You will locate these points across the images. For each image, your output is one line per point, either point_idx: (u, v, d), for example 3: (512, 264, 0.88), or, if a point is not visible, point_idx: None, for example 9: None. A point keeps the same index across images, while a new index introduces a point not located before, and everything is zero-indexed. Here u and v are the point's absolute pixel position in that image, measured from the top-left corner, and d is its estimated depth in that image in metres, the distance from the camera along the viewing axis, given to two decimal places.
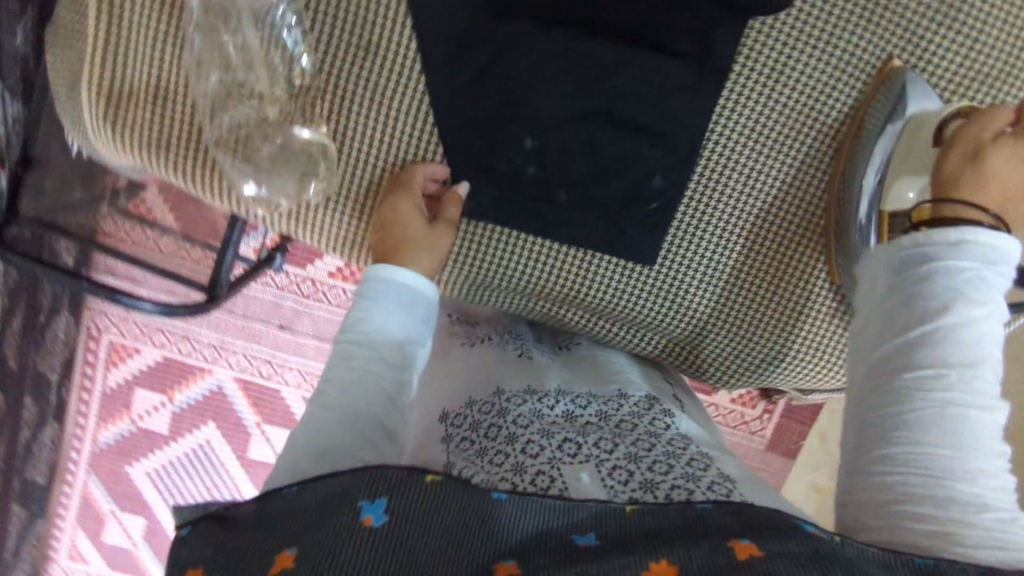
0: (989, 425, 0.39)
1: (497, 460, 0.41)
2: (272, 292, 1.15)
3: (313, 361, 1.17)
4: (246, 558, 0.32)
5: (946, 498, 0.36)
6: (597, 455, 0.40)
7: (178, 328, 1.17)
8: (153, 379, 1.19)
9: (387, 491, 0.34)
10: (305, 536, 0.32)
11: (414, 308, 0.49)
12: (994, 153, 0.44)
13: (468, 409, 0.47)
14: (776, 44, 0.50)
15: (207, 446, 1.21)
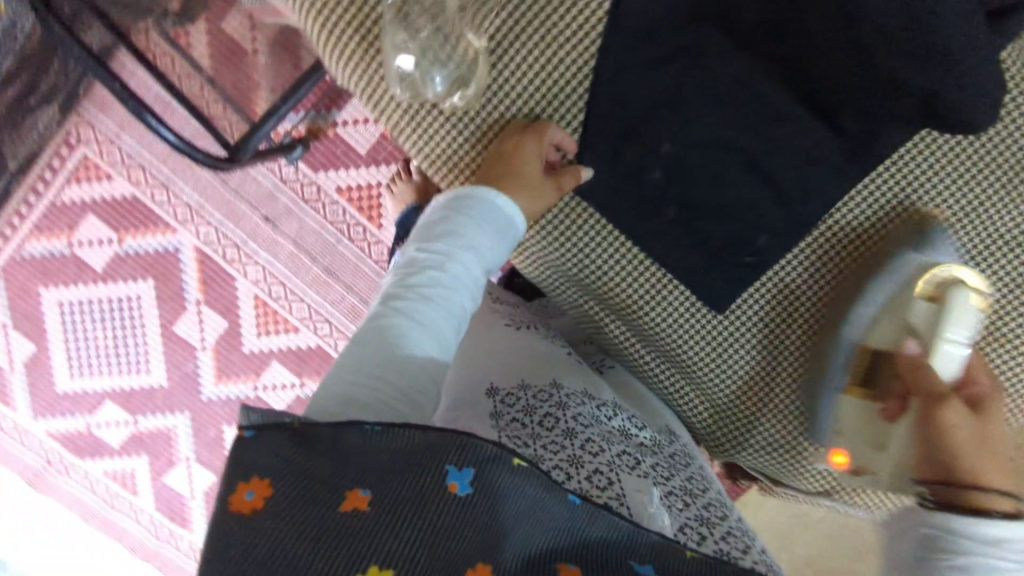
0: None
1: (555, 449, 0.53)
2: (272, 181, 1.09)
3: (280, 265, 1.12)
4: (331, 490, 0.41)
5: None
6: (655, 476, 0.55)
7: (161, 173, 1.09)
8: (110, 211, 1.10)
9: (473, 464, 0.43)
10: (381, 486, 0.41)
11: (502, 239, 0.56)
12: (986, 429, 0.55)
13: (522, 391, 0.59)
14: (917, 172, 0.61)
15: (135, 301, 1.13)
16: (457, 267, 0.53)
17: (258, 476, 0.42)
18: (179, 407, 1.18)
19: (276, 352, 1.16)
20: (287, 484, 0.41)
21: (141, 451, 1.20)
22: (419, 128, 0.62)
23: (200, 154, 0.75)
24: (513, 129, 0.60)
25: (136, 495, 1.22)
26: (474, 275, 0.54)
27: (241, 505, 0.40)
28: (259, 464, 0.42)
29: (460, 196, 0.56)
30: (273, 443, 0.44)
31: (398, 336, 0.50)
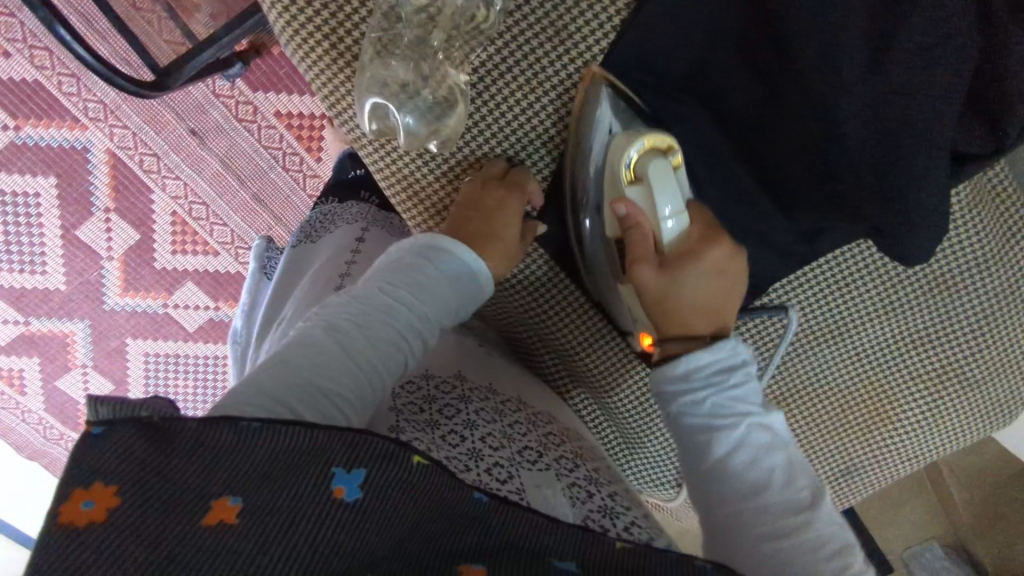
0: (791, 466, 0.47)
1: (454, 441, 0.49)
2: (205, 94, 0.99)
3: (204, 183, 1.04)
4: (191, 500, 0.34)
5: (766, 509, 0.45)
6: (559, 468, 0.51)
7: (70, 60, 0.96)
8: (6, 94, 0.96)
9: (365, 464, 0.37)
10: (254, 494, 0.35)
11: (464, 302, 0.49)
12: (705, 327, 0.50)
13: (424, 381, 0.54)
14: (844, 271, 0.54)
15: (32, 197, 1.03)
16: (410, 322, 0.47)
17: (101, 481, 0.33)
18: (77, 313, 1.11)
19: (190, 272, 1.10)
20: (138, 492, 0.33)
21: (32, 353, 1.13)
22: (383, 155, 0.52)
23: (120, 80, 0.66)
24: (492, 176, 0.51)
25: (24, 395, 1.16)
26: (424, 332, 0.48)
27: (74, 518, 0.32)
28: (101, 467, 0.34)
29: (434, 243, 0.49)
30: (123, 438, 0.35)
31: (323, 380, 0.42)
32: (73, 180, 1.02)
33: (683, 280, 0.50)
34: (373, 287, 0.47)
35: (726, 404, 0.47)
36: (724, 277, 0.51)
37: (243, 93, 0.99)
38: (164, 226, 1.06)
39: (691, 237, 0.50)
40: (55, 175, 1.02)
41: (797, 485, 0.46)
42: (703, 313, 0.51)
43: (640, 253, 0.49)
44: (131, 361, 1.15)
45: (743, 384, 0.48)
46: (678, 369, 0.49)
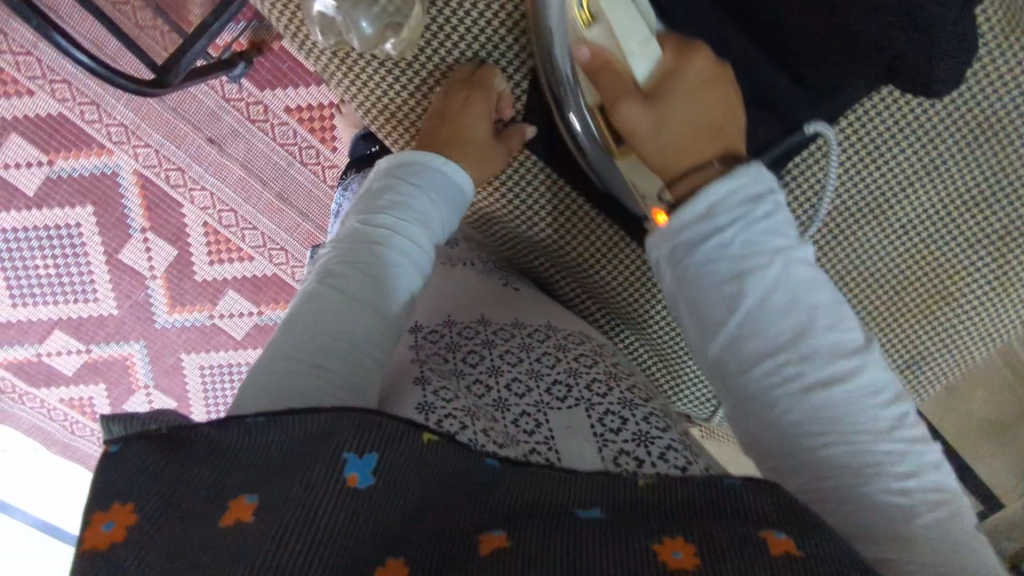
0: (823, 314, 0.43)
1: (479, 391, 0.48)
2: (214, 99, 1.01)
3: (228, 189, 1.06)
4: (211, 503, 0.34)
5: (823, 377, 0.42)
6: (589, 399, 0.48)
7: (88, 88, 0.99)
8: (36, 130, 1.01)
9: (376, 447, 0.37)
10: (271, 489, 0.34)
11: (454, 209, 0.51)
12: (725, 123, 0.49)
13: (445, 329, 0.53)
14: (877, 125, 0.52)
15: (75, 227, 1.07)
16: (402, 242, 0.47)
17: (120, 502, 0.34)
18: (132, 335, 1.15)
19: (230, 280, 1.12)
20: (151, 505, 0.33)
21: (97, 379, 1.18)
22: (354, 79, 0.54)
23: (118, 79, 0.68)
24: (457, 80, 0.52)
25: (97, 421, 1.21)
26: (423, 250, 0.48)
27: (95, 542, 0.32)
28: (121, 486, 0.34)
29: (406, 160, 0.50)
30: (139, 453, 0.36)
31: (337, 316, 0.44)
32: (108, 204, 1.06)
33: (672, 105, 0.48)
34: (356, 220, 0.48)
35: (757, 245, 0.44)
36: (711, 97, 0.48)
37: (251, 92, 1.00)
38: (199, 238, 1.09)
39: (666, 64, 0.49)
40: (92, 202, 1.06)
41: (839, 328, 0.43)
42: (694, 148, 0.48)
43: (620, 86, 0.49)
44: (188, 375, 1.19)
45: (769, 216, 0.45)
46: (694, 213, 0.45)
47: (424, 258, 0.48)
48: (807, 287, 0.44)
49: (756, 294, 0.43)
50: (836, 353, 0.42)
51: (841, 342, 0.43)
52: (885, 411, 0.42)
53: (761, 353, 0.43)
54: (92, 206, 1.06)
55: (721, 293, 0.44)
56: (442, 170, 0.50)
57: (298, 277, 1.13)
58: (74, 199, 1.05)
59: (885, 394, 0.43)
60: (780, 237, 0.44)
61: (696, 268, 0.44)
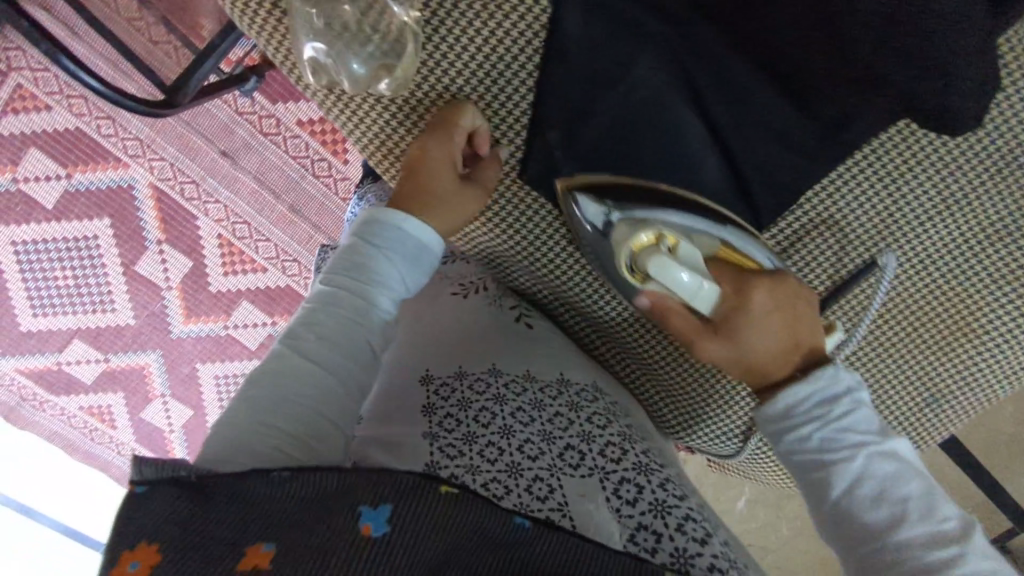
0: (884, 462, 0.44)
1: (491, 456, 0.46)
2: (227, 113, 1.01)
3: (242, 202, 1.07)
4: (227, 549, 0.35)
5: (894, 525, 0.42)
6: (603, 469, 0.48)
7: (104, 103, 1.01)
8: (54, 144, 1.02)
9: (390, 499, 0.37)
10: (288, 542, 0.35)
11: (418, 264, 0.51)
12: (761, 305, 0.49)
13: (457, 381, 0.51)
14: (903, 149, 0.49)
15: (93, 239, 1.08)
16: (357, 309, 0.48)
17: (145, 541, 0.35)
18: (149, 345, 1.16)
19: (244, 291, 1.12)
20: (176, 544, 0.35)
21: (116, 388, 1.20)
22: (351, 119, 0.54)
23: (127, 101, 0.68)
24: (431, 123, 0.52)
25: (115, 429, 1.23)
26: (380, 314, 0.49)
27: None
28: (149, 521, 0.36)
29: (371, 217, 0.50)
30: (166, 496, 0.38)
31: (291, 383, 0.45)
32: (125, 216, 1.07)
33: (751, 341, 0.49)
34: (320, 282, 0.49)
35: (837, 441, 0.45)
36: (786, 312, 0.49)
37: (263, 106, 1.00)
38: (213, 250, 1.10)
39: (730, 297, 0.49)
40: (108, 215, 1.07)
41: (934, 517, 0.42)
42: (783, 355, 0.49)
43: (689, 329, 0.50)
44: (204, 384, 1.20)
45: (852, 417, 0.45)
46: (782, 405, 0.47)
47: (382, 318, 0.49)
48: (912, 482, 0.43)
49: (847, 479, 0.44)
50: (902, 498, 0.43)
51: (938, 530, 0.42)
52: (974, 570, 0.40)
53: (853, 523, 0.43)
54: (109, 219, 1.07)
55: (812, 481, 0.46)
56: (403, 228, 0.50)
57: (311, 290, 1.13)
58: (92, 211, 1.06)
59: (991, 573, 0.41)
60: (865, 435, 0.45)
61: (783, 456, 0.47)
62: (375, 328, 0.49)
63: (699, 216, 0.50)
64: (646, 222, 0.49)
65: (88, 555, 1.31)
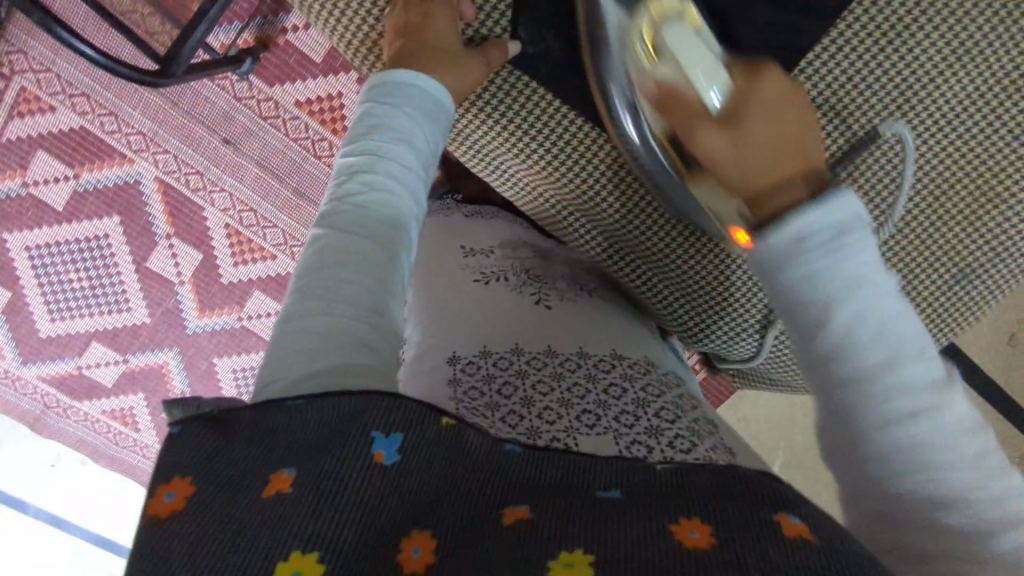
0: (835, 262, 0.44)
1: (512, 421, 0.46)
2: (227, 100, 1.02)
3: (247, 189, 1.07)
4: (254, 477, 0.33)
5: (854, 330, 0.43)
6: (616, 427, 0.46)
7: (107, 99, 1.02)
8: (61, 146, 1.04)
9: (401, 428, 0.35)
10: (309, 462, 0.33)
11: (439, 119, 0.52)
12: (760, 110, 0.50)
13: (481, 359, 0.51)
14: (901, 9, 0.52)
15: (104, 239, 1.10)
16: (401, 165, 0.48)
17: (181, 474, 0.34)
18: (165, 343, 1.17)
19: (256, 280, 1.13)
20: (211, 478, 0.33)
21: (136, 390, 1.20)
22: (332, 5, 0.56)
23: (124, 70, 0.70)
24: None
25: (138, 432, 1.23)
26: (416, 170, 0.49)
27: (157, 511, 0.33)
28: (179, 462, 0.35)
29: (381, 81, 0.51)
30: (192, 437, 0.36)
31: (350, 250, 0.43)
32: (135, 214, 1.08)
33: (747, 122, 0.50)
34: (347, 154, 0.48)
35: (836, 248, 0.44)
36: (796, 128, 0.50)
37: (258, 87, 1.01)
38: (223, 242, 1.10)
39: (737, 87, 0.51)
40: (117, 211, 1.08)
41: (929, 364, 0.43)
42: (780, 152, 0.49)
43: (687, 109, 0.50)
44: (222, 380, 1.19)
45: (844, 237, 0.44)
46: (783, 230, 0.45)
47: (424, 173, 0.50)
48: (887, 305, 0.43)
49: (849, 317, 0.43)
50: (849, 290, 0.43)
51: (937, 378, 0.42)
52: (962, 442, 0.42)
53: (848, 370, 0.43)
54: (117, 215, 1.08)
55: (814, 321, 0.44)
56: (410, 82, 0.51)
57: None
58: (100, 209, 1.08)
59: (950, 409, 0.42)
60: (861, 248, 0.44)
61: (769, 265, 0.46)
62: (420, 183, 0.49)
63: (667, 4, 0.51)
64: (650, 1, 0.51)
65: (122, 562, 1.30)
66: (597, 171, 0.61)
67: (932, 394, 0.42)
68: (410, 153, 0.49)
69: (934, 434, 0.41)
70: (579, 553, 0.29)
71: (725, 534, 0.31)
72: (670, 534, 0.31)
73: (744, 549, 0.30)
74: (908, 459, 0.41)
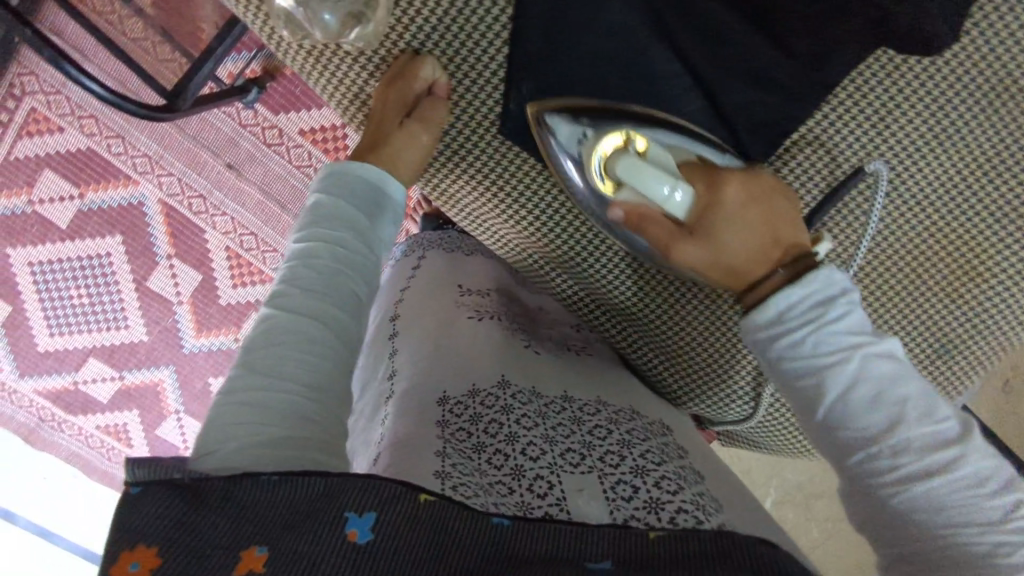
0: (835, 341, 0.45)
1: (498, 461, 0.47)
2: (231, 126, 1.04)
3: (248, 214, 1.09)
4: (222, 549, 0.34)
5: (824, 396, 0.45)
6: (601, 466, 0.47)
7: (114, 122, 1.04)
8: (67, 165, 1.06)
9: (376, 506, 0.36)
10: (283, 541, 0.34)
11: (391, 211, 0.52)
12: (734, 204, 0.51)
13: (470, 398, 0.51)
14: (884, 85, 0.53)
15: (105, 258, 1.11)
16: (355, 255, 0.48)
17: (144, 543, 0.34)
18: (162, 361, 1.17)
19: (253, 304, 1.13)
20: (180, 551, 0.34)
21: (131, 406, 1.20)
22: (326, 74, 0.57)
23: (130, 105, 0.71)
24: (388, 76, 0.55)
25: (131, 448, 1.23)
26: (366, 260, 0.49)
27: None
28: (144, 527, 0.35)
29: (339, 168, 0.52)
30: (159, 497, 0.36)
31: (299, 337, 0.44)
32: (136, 235, 1.09)
33: (728, 237, 0.51)
34: (301, 236, 0.49)
35: (829, 343, 0.45)
36: (764, 201, 0.52)
37: (262, 114, 1.03)
38: (223, 265, 1.11)
39: (701, 195, 0.51)
40: (117, 230, 1.09)
41: (927, 418, 0.42)
42: (760, 251, 0.50)
43: (667, 235, 0.52)
44: None
45: (841, 319, 0.46)
46: (770, 312, 0.47)
47: (376, 263, 0.51)
48: (885, 373, 0.44)
49: (836, 389, 0.44)
50: (842, 368, 0.44)
51: (934, 428, 0.42)
52: (989, 493, 0.40)
53: (851, 446, 0.44)
54: (119, 235, 1.09)
55: (809, 397, 0.46)
56: (366, 172, 0.51)
57: None
58: (103, 228, 1.09)
59: (935, 414, 0.42)
60: (855, 337, 0.45)
61: (776, 365, 0.47)
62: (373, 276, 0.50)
63: (570, 116, 0.54)
64: (599, 133, 0.53)
65: None
66: (585, 227, 0.61)
67: (945, 440, 0.42)
68: (365, 245, 0.49)
69: (952, 493, 0.41)
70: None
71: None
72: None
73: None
74: (938, 502, 0.41)
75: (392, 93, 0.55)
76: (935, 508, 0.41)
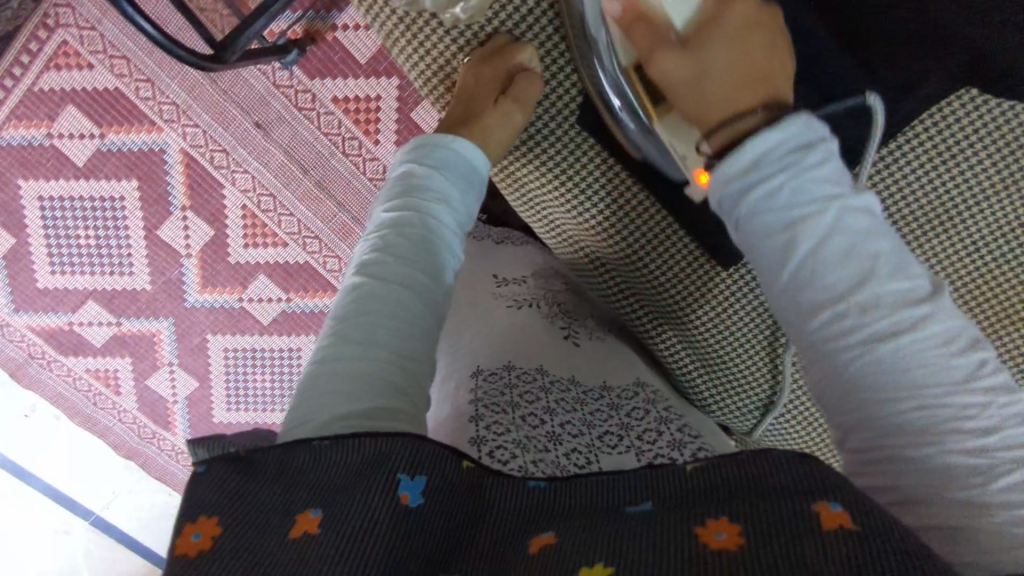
0: (816, 185, 0.43)
1: (534, 424, 0.49)
2: (264, 86, 1.03)
3: (269, 174, 1.08)
4: (279, 518, 0.34)
5: (807, 250, 0.42)
6: (639, 448, 0.49)
7: (147, 66, 1.03)
8: (92, 103, 1.04)
9: (426, 472, 0.37)
10: (335, 504, 0.35)
11: (474, 185, 0.55)
12: (711, 42, 0.49)
13: (506, 372, 0.53)
14: (958, 130, 0.54)
15: (119, 201, 1.09)
16: (444, 227, 0.51)
17: (206, 516, 0.35)
18: (162, 312, 1.16)
19: (262, 265, 1.13)
20: (239, 519, 0.34)
21: (124, 353, 1.19)
22: (412, 44, 0.58)
23: (180, 50, 0.70)
24: (478, 52, 0.58)
25: (119, 395, 1.22)
26: (451, 229, 0.51)
27: (186, 549, 0.33)
28: (205, 502, 0.36)
29: (428, 142, 0.54)
30: (221, 476, 0.37)
31: (393, 300, 0.45)
32: (152, 182, 1.08)
33: (706, 60, 0.49)
34: (393, 205, 0.51)
35: (806, 191, 0.43)
36: (751, 41, 0.49)
37: (297, 77, 1.02)
38: (237, 225, 1.11)
39: (704, 12, 0.50)
40: (133, 174, 1.08)
41: (902, 274, 0.41)
42: (739, 91, 0.48)
43: (653, 41, 0.49)
44: (212, 357, 1.19)
45: (822, 166, 0.44)
46: (743, 158, 0.45)
47: (461, 236, 0.53)
48: (856, 227, 0.42)
49: (809, 240, 0.42)
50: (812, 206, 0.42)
51: (909, 288, 0.41)
52: (897, 308, 0.40)
53: (818, 305, 0.42)
54: (134, 180, 1.08)
55: (776, 248, 0.43)
56: (452, 148, 0.54)
57: (329, 267, 1.13)
58: (116, 170, 1.08)
59: (902, 294, 0.41)
60: (832, 186, 0.43)
61: (748, 222, 0.44)
62: (459, 248, 0.52)
63: None
64: None
65: (79, 522, 1.29)
66: (632, 232, 0.61)
67: (890, 282, 0.41)
68: (452, 217, 0.52)
69: (884, 332, 0.40)
70: (597, 565, 0.31)
71: (751, 534, 0.32)
72: (694, 538, 0.32)
73: (771, 554, 0.30)
74: (871, 337, 0.40)
75: (481, 70, 0.57)
76: (900, 367, 0.39)
